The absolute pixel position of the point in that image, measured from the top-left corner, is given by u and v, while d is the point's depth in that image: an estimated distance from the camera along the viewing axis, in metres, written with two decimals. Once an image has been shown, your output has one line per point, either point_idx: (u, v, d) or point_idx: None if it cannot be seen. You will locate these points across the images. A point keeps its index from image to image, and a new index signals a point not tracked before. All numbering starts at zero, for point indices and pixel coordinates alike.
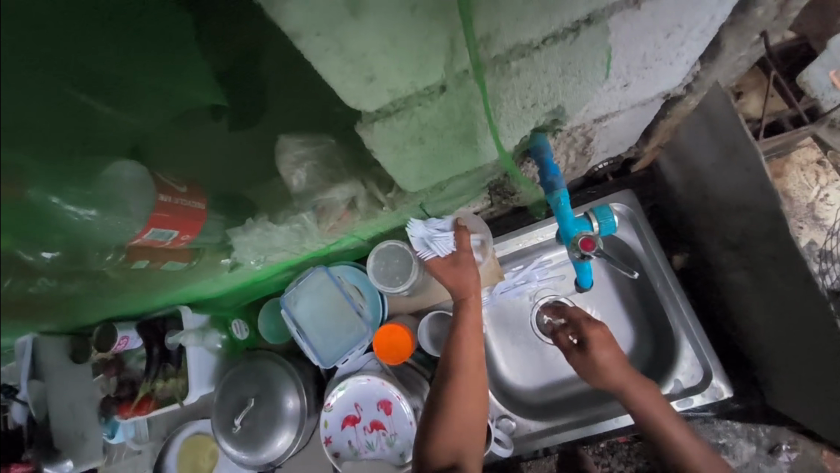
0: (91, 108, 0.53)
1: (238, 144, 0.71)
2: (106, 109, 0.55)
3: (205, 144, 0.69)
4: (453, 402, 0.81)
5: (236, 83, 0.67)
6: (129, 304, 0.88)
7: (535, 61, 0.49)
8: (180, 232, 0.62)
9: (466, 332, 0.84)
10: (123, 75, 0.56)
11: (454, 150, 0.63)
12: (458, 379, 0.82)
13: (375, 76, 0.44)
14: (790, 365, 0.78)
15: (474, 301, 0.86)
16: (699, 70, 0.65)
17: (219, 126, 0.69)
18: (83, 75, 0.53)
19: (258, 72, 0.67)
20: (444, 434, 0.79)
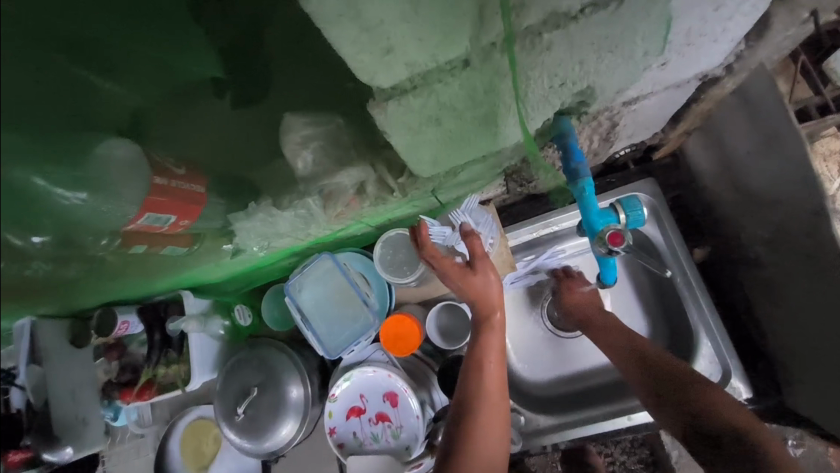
0: (92, 82, 0.55)
1: (242, 122, 0.70)
2: (107, 85, 0.57)
3: (210, 122, 0.68)
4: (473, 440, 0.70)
5: (232, 60, 0.69)
6: (129, 288, 0.85)
7: (571, 34, 0.43)
8: (178, 217, 0.58)
9: (489, 356, 0.75)
10: (124, 58, 0.59)
11: (473, 132, 0.58)
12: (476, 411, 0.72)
13: (392, 46, 0.40)
14: (815, 368, 0.75)
15: (498, 320, 0.77)
16: (743, 49, 0.60)
17: (223, 104, 0.69)
18: (82, 54, 0.55)
19: (261, 51, 0.69)
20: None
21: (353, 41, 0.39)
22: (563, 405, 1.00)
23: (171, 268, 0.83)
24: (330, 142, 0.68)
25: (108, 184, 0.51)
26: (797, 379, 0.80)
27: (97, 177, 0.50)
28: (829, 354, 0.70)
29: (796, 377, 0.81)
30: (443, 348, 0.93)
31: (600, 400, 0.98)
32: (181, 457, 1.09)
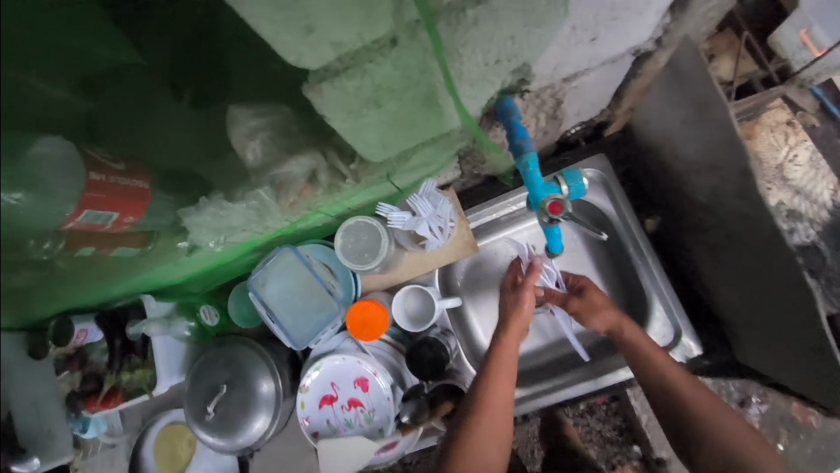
0: (38, 88, 0.54)
1: (197, 123, 0.70)
2: (59, 91, 0.56)
3: (165, 123, 0.68)
4: (472, 448, 0.77)
5: (182, 66, 0.69)
6: (85, 294, 0.83)
7: (494, 9, 0.45)
8: (121, 214, 0.57)
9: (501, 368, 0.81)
10: (67, 53, 0.57)
11: (416, 114, 0.59)
12: (483, 420, 0.78)
13: (314, 26, 0.40)
14: (754, 321, 0.80)
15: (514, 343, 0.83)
16: (669, 22, 0.63)
17: (181, 105, 0.70)
18: (18, 52, 0.52)
19: (217, 49, 0.69)
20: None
21: (272, 20, 0.40)
22: (532, 378, 1.03)
23: (127, 271, 0.81)
24: (279, 132, 0.68)
25: (38, 183, 0.49)
26: (741, 334, 0.86)
27: (31, 176, 0.49)
28: (764, 306, 0.75)
29: (740, 332, 0.86)
30: (411, 332, 0.95)
31: (566, 370, 1.02)
32: (155, 464, 1.07)
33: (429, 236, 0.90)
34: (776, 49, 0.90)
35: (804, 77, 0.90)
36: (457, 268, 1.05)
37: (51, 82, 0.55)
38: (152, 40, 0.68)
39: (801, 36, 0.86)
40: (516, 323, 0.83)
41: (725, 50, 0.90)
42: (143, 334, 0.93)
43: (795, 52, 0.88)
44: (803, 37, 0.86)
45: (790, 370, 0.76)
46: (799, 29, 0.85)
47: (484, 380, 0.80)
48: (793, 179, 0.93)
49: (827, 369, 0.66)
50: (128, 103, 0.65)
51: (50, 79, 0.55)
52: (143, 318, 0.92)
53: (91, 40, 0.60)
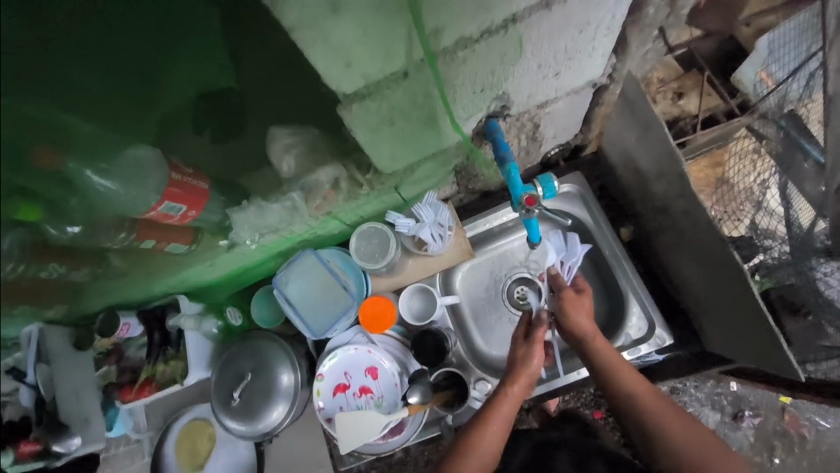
0: (75, 125, 0.60)
1: (220, 154, 0.81)
2: (89, 126, 0.63)
3: (191, 153, 0.77)
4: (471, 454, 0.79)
5: (203, 106, 0.79)
6: (133, 292, 0.96)
7: (477, 52, 0.62)
8: (187, 207, 0.72)
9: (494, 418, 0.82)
10: (98, 89, 0.65)
11: (420, 131, 0.75)
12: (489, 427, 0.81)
13: (351, 62, 0.56)
14: (713, 309, 0.92)
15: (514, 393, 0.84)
16: (616, 61, 0.81)
17: (202, 140, 0.79)
18: (69, 92, 0.60)
19: (240, 94, 0.80)
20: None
21: (323, 58, 0.55)
22: None
23: (169, 271, 0.93)
24: (308, 148, 0.83)
25: (134, 177, 0.64)
26: (706, 323, 0.98)
27: (127, 171, 0.64)
28: (716, 292, 0.87)
29: (705, 323, 0.98)
30: (415, 326, 1.07)
31: (556, 364, 1.12)
32: (176, 459, 1.14)
33: (430, 240, 1.03)
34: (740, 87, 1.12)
35: (765, 109, 1.01)
36: (457, 272, 1.18)
37: (89, 119, 0.63)
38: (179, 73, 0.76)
39: (759, 74, 1.05)
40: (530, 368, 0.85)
41: (690, 89, 1.15)
42: (179, 327, 1.04)
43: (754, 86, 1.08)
44: (760, 75, 1.05)
45: (746, 351, 0.87)
46: (756, 68, 1.07)
47: (477, 430, 0.81)
48: (766, 202, 0.98)
49: (770, 341, 0.78)
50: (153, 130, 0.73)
51: (88, 114, 0.63)
52: (180, 313, 1.04)
53: (124, 53, 0.67)
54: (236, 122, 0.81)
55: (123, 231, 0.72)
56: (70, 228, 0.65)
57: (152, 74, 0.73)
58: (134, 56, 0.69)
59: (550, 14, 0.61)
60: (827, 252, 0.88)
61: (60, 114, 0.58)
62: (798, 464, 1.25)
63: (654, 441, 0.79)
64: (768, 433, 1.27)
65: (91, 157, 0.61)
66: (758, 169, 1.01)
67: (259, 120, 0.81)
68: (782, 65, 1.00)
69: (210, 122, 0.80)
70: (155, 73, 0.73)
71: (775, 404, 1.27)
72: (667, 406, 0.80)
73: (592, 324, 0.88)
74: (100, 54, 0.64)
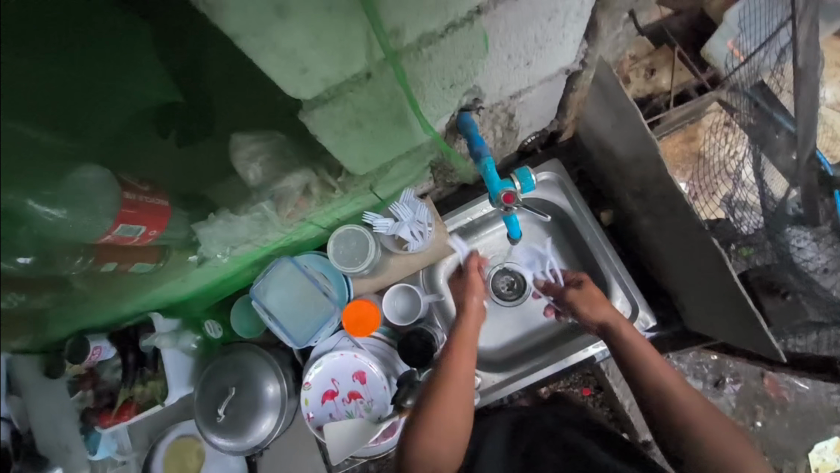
0: (28, 137, 0.57)
1: (184, 158, 0.76)
2: (43, 137, 0.59)
3: (151, 159, 0.72)
4: (434, 421, 0.79)
5: (166, 110, 0.72)
6: (101, 315, 0.91)
7: (442, 47, 0.59)
8: (147, 228, 0.69)
9: (453, 371, 0.83)
10: (46, 103, 0.59)
11: (389, 130, 0.71)
12: (444, 391, 0.81)
13: (307, 67, 0.52)
14: (693, 291, 0.93)
15: (469, 344, 0.87)
16: (587, 47, 0.79)
17: (168, 142, 0.74)
18: (17, 105, 0.56)
19: (204, 89, 0.72)
20: (424, 442, 0.78)
21: (276, 65, 0.51)
22: (515, 362, 1.13)
23: (138, 291, 0.89)
24: (275, 155, 0.79)
25: (83, 201, 0.60)
26: (686, 303, 0.99)
27: (75, 196, 0.60)
28: (695, 274, 0.88)
29: (685, 302, 1.00)
30: (400, 326, 1.06)
31: (543, 352, 1.13)
32: None
33: (410, 238, 1.00)
34: (710, 60, 1.09)
35: (735, 82, 1.00)
36: (439, 268, 1.15)
37: (41, 129, 0.58)
38: (138, 79, 0.67)
39: (728, 46, 1.04)
40: (472, 303, 0.93)
41: (663, 64, 1.12)
42: (154, 347, 1.00)
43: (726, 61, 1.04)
44: (729, 47, 1.04)
45: (725, 329, 0.89)
46: (727, 41, 1.04)
47: (434, 384, 0.83)
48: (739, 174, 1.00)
49: (748, 321, 0.79)
50: (113, 142, 0.68)
51: (44, 124, 0.59)
52: (153, 333, 1.00)
53: (80, 78, 0.62)
54: (204, 124, 0.75)
55: (80, 256, 0.67)
56: (23, 260, 0.59)
57: (110, 96, 0.66)
58: (87, 80, 0.63)
59: (516, 4, 0.59)
60: (797, 220, 0.93)
61: (12, 125, 0.55)
62: (778, 425, 1.31)
63: (681, 434, 0.77)
64: (749, 398, 1.32)
65: (35, 183, 0.56)
66: (730, 141, 1.02)
67: (222, 127, 0.76)
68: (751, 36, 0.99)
69: (176, 124, 0.73)
70: (114, 96, 0.67)
71: (755, 370, 1.32)
72: (697, 397, 0.79)
73: (613, 309, 0.91)
74: (54, 75, 0.60)
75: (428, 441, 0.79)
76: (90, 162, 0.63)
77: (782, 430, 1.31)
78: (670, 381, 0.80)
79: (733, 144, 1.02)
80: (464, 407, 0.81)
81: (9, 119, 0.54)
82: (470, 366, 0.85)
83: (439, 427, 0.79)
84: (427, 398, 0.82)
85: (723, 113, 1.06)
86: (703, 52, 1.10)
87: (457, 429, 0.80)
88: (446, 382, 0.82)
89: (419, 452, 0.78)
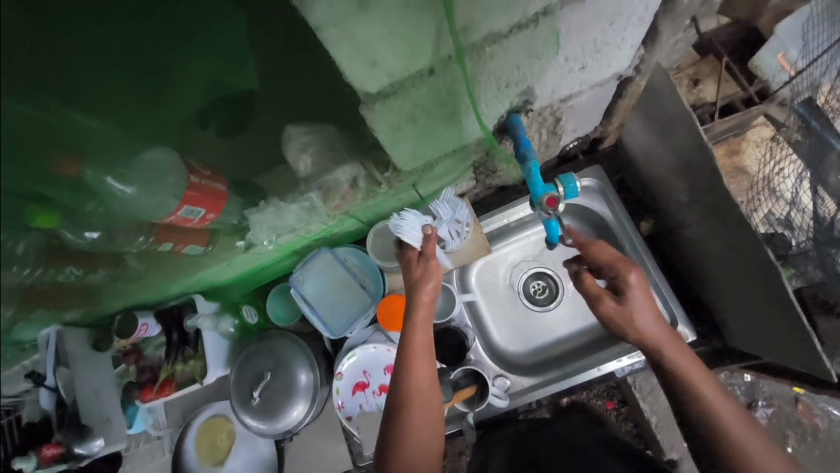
0: (78, 120, 0.58)
1: (225, 149, 0.79)
2: (92, 122, 0.60)
3: (200, 149, 0.76)
4: (409, 436, 0.76)
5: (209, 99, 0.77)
6: (148, 291, 0.95)
7: (505, 47, 0.60)
8: (206, 210, 0.71)
9: (416, 371, 0.80)
10: (97, 83, 0.63)
11: (441, 127, 0.72)
12: (411, 408, 0.78)
13: (376, 61, 0.54)
14: (739, 306, 0.90)
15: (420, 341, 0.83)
16: (643, 53, 0.78)
17: (208, 133, 0.78)
18: (66, 85, 0.58)
19: (243, 73, 0.78)
20: (402, 461, 0.74)
21: (348, 57, 0.52)
22: (544, 368, 1.12)
23: (186, 271, 0.93)
24: (325, 146, 0.80)
25: (154, 180, 0.63)
26: (729, 320, 0.97)
27: (144, 175, 0.63)
28: (745, 290, 0.85)
29: (727, 317, 0.96)
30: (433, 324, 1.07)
31: (574, 360, 1.11)
32: (197, 455, 1.15)
33: (448, 237, 1.02)
34: (757, 72, 1.06)
35: (784, 96, 1.01)
36: (472, 268, 1.17)
37: (91, 114, 0.61)
38: (186, 65, 0.73)
39: (778, 60, 1.03)
40: (424, 295, 0.86)
41: (708, 74, 1.09)
42: (197, 327, 1.03)
43: (774, 74, 1.04)
44: (780, 61, 1.03)
45: (770, 348, 0.86)
46: (776, 54, 1.02)
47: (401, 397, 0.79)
48: (780, 190, 1.02)
49: (803, 342, 0.75)
50: (161, 129, 0.70)
51: (91, 109, 0.61)
52: (197, 313, 1.03)
53: (139, 56, 0.67)
54: (244, 113, 0.80)
55: (141, 235, 0.72)
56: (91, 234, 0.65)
57: (163, 71, 0.71)
58: (142, 55, 0.67)
59: (582, 6, 0.59)
60: None
61: (66, 111, 0.57)
62: (810, 453, 1.25)
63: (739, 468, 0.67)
64: (782, 423, 1.26)
65: (100, 166, 0.59)
66: (776, 156, 1.03)
67: (276, 114, 0.81)
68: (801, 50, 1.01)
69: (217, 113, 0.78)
70: (165, 71, 0.71)
71: (789, 395, 1.27)
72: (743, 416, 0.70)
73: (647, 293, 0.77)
74: (111, 51, 0.64)
75: (407, 458, 0.75)
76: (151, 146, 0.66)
77: (814, 459, 1.25)
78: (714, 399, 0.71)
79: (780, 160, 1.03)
80: (434, 412, 0.79)
81: (64, 106, 0.57)
82: (427, 369, 0.81)
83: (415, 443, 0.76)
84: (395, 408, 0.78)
85: (769, 126, 1.05)
86: (750, 64, 1.07)
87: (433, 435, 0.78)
88: (411, 388, 0.79)
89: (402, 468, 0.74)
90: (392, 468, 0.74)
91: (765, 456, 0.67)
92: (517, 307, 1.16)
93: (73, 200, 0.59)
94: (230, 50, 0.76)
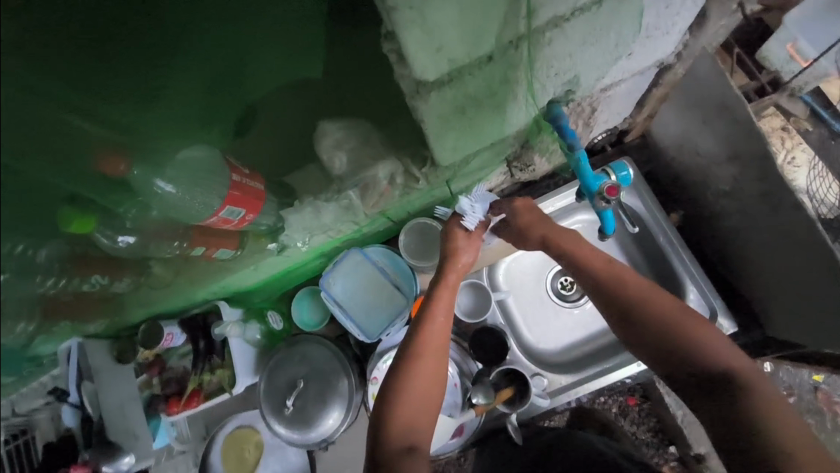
0: (79, 127, 0.52)
1: (238, 149, 0.74)
2: (88, 127, 0.53)
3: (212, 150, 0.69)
4: (410, 386, 0.71)
5: (212, 105, 0.70)
6: (174, 299, 0.91)
7: (564, 32, 0.58)
8: (246, 211, 0.67)
9: (432, 325, 0.74)
10: (95, 88, 0.55)
11: (487, 119, 0.71)
12: (420, 360, 0.72)
13: (442, 46, 0.52)
14: (785, 294, 0.88)
15: (446, 295, 0.77)
16: (688, 38, 0.77)
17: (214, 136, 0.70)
18: (64, 89, 0.52)
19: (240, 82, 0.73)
20: (399, 418, 0.70)
21: (416, 41, 0.50)
22: (579, 365, 1.10)
23: (214, 276, 0.89)
24: (362, 142, 0.79)
25: (203, 180, 0.61)
26: (771, 310, 0.95)
27: (191, 177, 0.61)
28: (794, 278, 0.84)
29: (769, 306, 0.95)
30: (467, 323, 1.04)
31: (610, 356, 1.08)
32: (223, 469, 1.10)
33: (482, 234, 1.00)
34: (765, 63, 1.01)
35: (797, 86, 0.99)
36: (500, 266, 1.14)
37: (94, 122, 0.54)
38: (182, 69, 0.65)
39: (787, 50, 0.96)
40: (459, 261, 0.79)
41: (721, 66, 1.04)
42: (224, 336, 0.99)
43: (783, 65, 0.99)
44: (789, 51, 0.96)
45: (820, 336, 0.84)
46: (786, 44, 0.96)
47: (410, 348, 0.73)
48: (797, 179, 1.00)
49: None
50: (160, 133, 0.62)
51: (95, 116, 0.54)
52: (223, 321, 0.99)
53: (134, 59, 0.60)
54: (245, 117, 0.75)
55: (176, 239, 0.69)
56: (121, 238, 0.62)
57: (156, 73, 0.62)
58: (134, 57, 0.60)
59: None
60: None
61: (68, 117, 0.51)
62: None
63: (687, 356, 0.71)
64: None
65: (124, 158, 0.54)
66: (786, 145, 1.01)
67: (308, 110, 0.79)
68: (809, 40, 0.95)
69: (222, 121, 0.72)
70: (160, 75, 0.63)
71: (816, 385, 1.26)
72: (702, 320, 0.73)
73: (529, 201, 0.83)
74: (101, 54, 0.56)
75: (406, 413, 0.70)
76: (170, 147, 0.62)
77: None
78: (653, 297, 0.74)
79: (791, 150, 1.02)
80: (443, 373, 0.74)
81: (63, 111, 0.51)
82: (443, 332, 0.75)
83: (412, 397, 0.71)
84: (403, 359, 0.73)
85: (781, 116, 1.02)
86: (759, 54, 1.01)
87: (434, 397, 0.72)
88: (423, 341, 0.73)
89: (399, 422, 0.70)
90: (388, 419, 0.70)
91: (723, 346, 0.71)
92: (547, 304, 1.14)
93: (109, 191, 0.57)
94: (234, 48, 0.70)
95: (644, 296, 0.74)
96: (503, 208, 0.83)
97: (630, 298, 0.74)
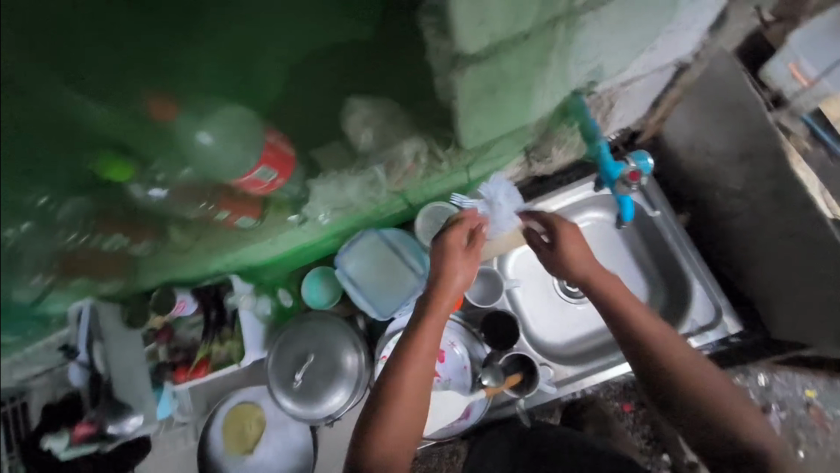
0: (81, 104, 0.63)
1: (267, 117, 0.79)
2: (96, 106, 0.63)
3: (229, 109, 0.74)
4: (389, 423, 0.73)
5: (231, 74, 0.76)
6: (190, 266, 0.92)
7: (599, 16, 0.61)
8: (278, 173, 0.69)
9: (415, 361, 0.75)
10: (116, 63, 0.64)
11: (514, 102, 0.73)
12: (399, 402, 0.74)
13: (485, 20, 0.54)
14: (790, 294, 0.91)
15: (432, 327, 0.78)
16: (707, 39, 0.80)
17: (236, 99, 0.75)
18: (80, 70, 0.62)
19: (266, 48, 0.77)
20: (384, 443, 0.72)
21: (461, 13, 0.52)
22: (584, 358, 1.11)
23: (230, 245, 0.90)
24: (387, 120, 0.81)
25: (243, 135, 0.64)
26: (775, 310, 0.97)
27: (229, 128, 0.63)
28: (800, 277, 0.86)
29: (773, 306, 0.97)
30: (479, 307, 1.05)
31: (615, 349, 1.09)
32: (222, 444, 1.09)
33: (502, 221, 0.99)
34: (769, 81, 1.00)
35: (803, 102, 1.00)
36: (508, 258, 1.15)
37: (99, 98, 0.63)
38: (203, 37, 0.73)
39: (791, 69, 0.94)
40: (448, 296, 0.80)
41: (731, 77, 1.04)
42: (236, 307, 1.01)
43: (786, 83, 0.96)
44: (791, 70, 0.94)
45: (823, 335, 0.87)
46: (787, 64, 0.94)
47: (393, 377, 0.75)
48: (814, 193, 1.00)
49: None
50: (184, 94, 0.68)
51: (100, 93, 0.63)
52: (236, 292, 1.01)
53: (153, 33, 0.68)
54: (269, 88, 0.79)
55: None
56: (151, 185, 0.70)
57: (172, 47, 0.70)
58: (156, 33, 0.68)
59: None
60: None
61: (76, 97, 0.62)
62: None
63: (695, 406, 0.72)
64: None
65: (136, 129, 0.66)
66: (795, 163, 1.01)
67: (331, 83, 0.82)
68: (811, 59, 0.94)
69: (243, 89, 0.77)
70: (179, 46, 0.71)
71: None
72: (718, 372, 0.74)
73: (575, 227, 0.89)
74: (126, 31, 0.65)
75: (387, 444, 0.72)
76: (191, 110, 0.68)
77: None
78: (668, 342, 0.76)
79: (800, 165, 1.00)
80: (424, 411, 0.76)
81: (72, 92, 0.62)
82: (424, 375, 0.76)
83: (396, 430, 0.73)
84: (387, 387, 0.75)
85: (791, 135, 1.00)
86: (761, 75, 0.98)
87: (414, 434, 0.75)
88: (402, 377, 0.75)
89: (379, 458, 0.72)
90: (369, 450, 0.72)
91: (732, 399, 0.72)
92: (553, 298, 1.16)
93: (138, 142, 0.68)
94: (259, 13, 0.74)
95: (658, 341, 0.76)
96: (549, 228, 0.91)
97: (646, 339, 0.77)
